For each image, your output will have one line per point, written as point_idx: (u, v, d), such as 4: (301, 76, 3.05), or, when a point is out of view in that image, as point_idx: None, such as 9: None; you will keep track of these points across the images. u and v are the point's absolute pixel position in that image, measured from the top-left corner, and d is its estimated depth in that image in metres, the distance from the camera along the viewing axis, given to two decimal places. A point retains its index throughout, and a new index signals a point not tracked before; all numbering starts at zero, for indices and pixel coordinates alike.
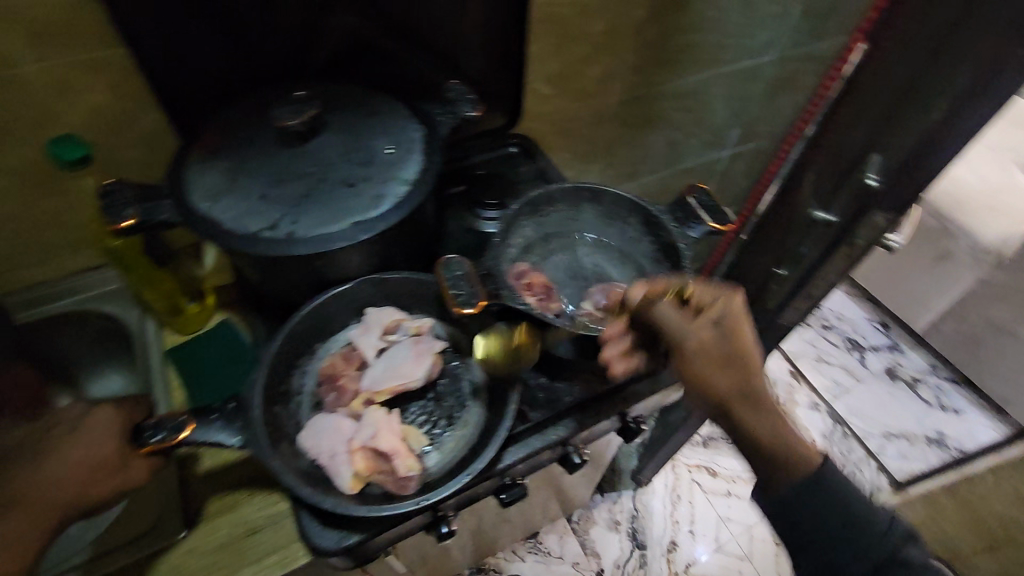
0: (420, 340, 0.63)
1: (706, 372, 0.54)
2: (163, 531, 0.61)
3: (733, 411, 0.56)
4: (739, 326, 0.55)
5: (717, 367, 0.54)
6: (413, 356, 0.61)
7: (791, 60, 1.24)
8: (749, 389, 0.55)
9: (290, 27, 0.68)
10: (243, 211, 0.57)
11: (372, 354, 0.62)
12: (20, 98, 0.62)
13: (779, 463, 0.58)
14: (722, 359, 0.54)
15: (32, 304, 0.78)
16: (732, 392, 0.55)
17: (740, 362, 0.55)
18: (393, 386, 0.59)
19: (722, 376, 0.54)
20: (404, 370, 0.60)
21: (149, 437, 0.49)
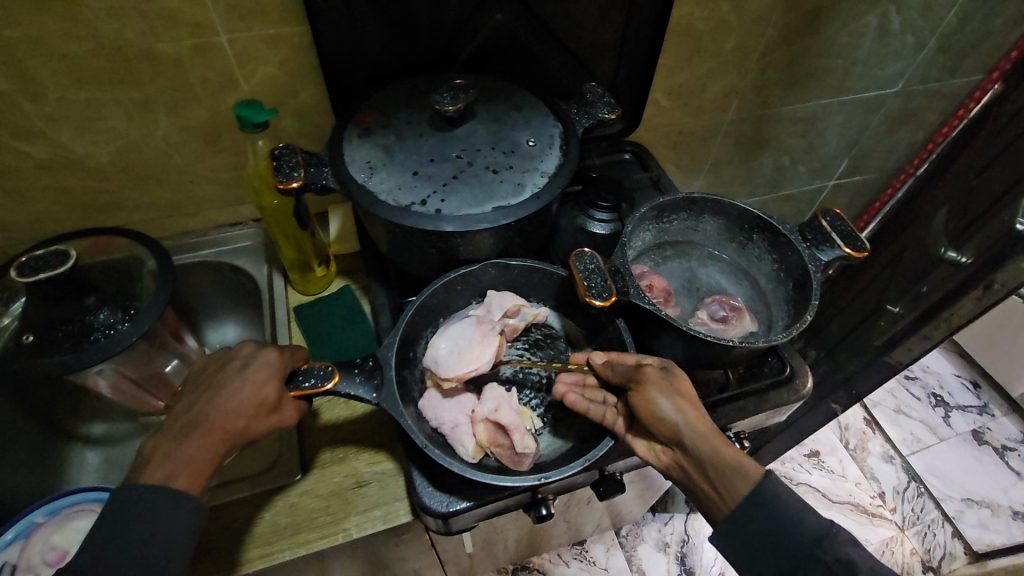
0: (482, 322, 0.62)
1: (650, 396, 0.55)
2: (283, 470, 0.65)
3: (689, 440, 0.53)
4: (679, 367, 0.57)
5: (664, 390, 0.55)
6: (479, 339, 0.61)
7: (918, 95, 1.20)
8: (699, 416, 0.54)
9: (449, 21, 0.73)
10: (396, 185, 0.62)
11: (439, 336, 0.62)
12: (214, 63, 0.69)
13: (742, 483, 0.52)
14: (670, 387, 0.55)
15: (184, 250, 0.87)
16: (683, 415, 0.54)
17: (686, 392, 0.55)
18: (463, 371, 0.59)
19: (670, 398, 0.54)
20: (473, 355, 0.59)
21: (301, 382, 0.53)
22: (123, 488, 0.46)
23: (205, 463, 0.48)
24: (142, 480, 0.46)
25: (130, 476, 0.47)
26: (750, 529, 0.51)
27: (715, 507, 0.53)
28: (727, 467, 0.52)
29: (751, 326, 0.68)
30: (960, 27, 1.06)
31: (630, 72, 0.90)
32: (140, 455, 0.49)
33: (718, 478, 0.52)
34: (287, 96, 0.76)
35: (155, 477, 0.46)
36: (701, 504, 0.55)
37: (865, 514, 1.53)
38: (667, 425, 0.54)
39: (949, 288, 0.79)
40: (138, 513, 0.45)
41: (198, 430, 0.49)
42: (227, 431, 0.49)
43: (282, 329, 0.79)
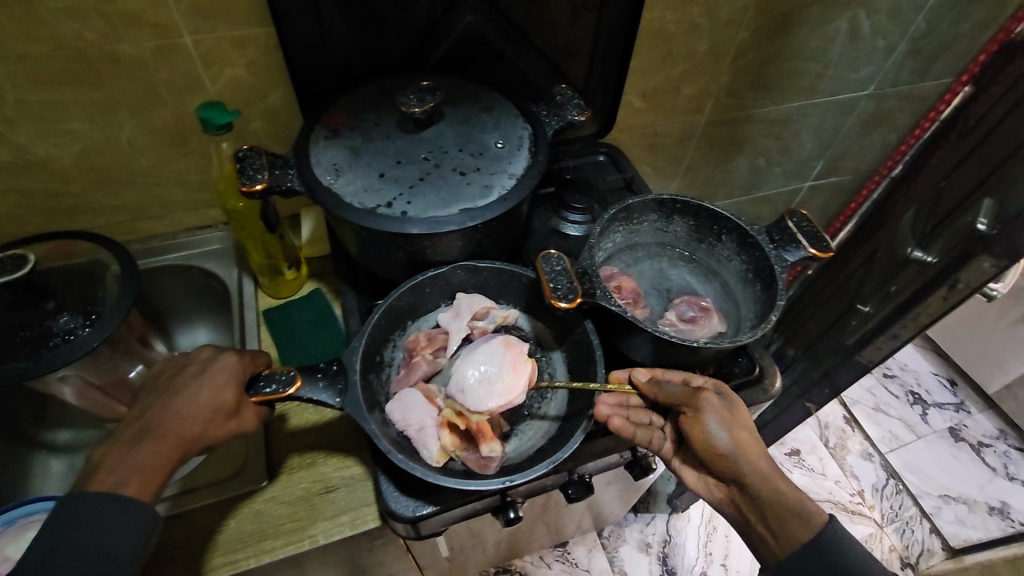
0: (511, 344, 0.61)
1: (709, 426, 0.56)
2: (249, 476, 0.64)
3: (748, 474, 0.56)
4: (732, 395, 0.59)
5: (723, 419, 0.57)
6: (511, 366, 0.59)
7: (890, 97, 1.22)
8: (758, 450, 0.56)
9: (417, 21, 0.73)
10: (362, 187, 0.61)
11: (466, 360, 0.60)
12: (177, 63, 0.68)
13: (804, 530, 0.54)
14: (729, 416, 0.57)
15: (152, 254, 0.86)
16: (741, 447, 0.56)
17: (742, 423, 0.57)
18: (499, 405, 0.58)
19: (729, 429, 0.56)
20: (507, 387, 0.58)
21: (261, 388, 0.52)
22: (72, 495, 0.45)
23: (159, 469, 0.47)
24: (93, 488, 0.45)
25: (80, 484, 0.46)
26: None
27: (765, 546, 0.56)
28: (787, 510, 0.54)
29: (720, 327, 0.69)
30: (929, 30, 1.08)
31: (603, 74, 0.90)
32: (91, 462, 0.48)
33: (777, 520, 0.54)
34: (255, 98, 0.75)
35: (104, 484, 0.45)
36: (750, 537, 0.58)
37: (845, 512, 1.54)
38: (726, 457, 0.56)
39: (915, 286, 0.80)
40: (87, 521, 0.44)
41: (152, 436, 0.48)
42: (182, 436, 0.48)
43: (251, 334, 0.78)
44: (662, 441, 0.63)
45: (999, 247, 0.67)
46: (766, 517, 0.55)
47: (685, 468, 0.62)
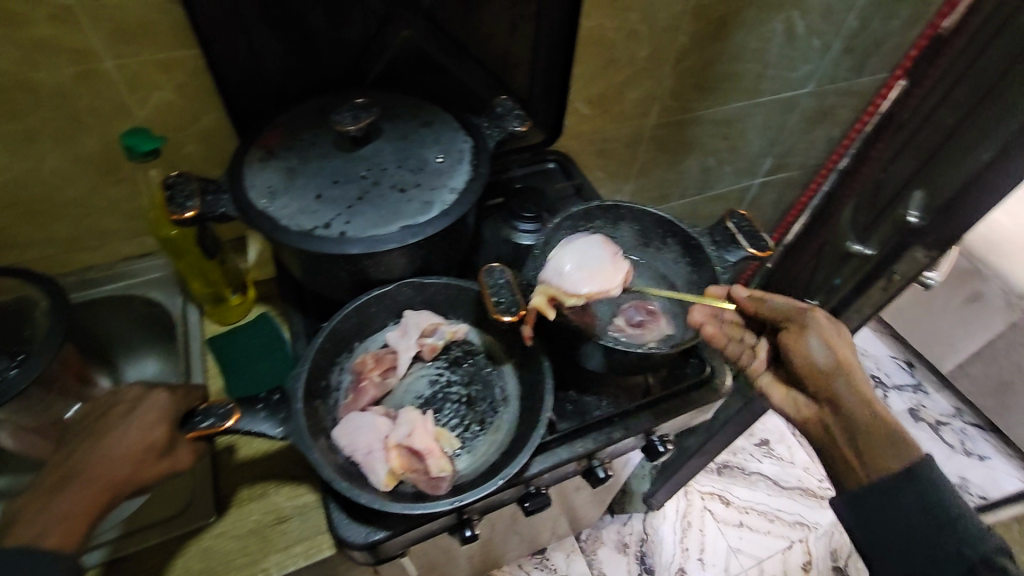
0: (608, 246, 0.67)
1: (808, 338, 0.61)
2: (197, 512, 0.62)
3: (842, 388, 0.59)
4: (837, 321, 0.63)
5: (824, 333, 0.61)
6: (610, 260, 0.65)
7: (829, 94, 1.25)
8: (858, 367, 0.59)
9: (352, 37, 0.72)
10: (298, 210, 0.60)
11: (563, 253, 0.64)
12: (100, 90, 0.66)
13: (892, 456, 0.56)
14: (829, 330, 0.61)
15: (88, 286, 0.83)
16: (837, 361, 0.60)
17: (842, 342, 0.61)
18: (596, 289, 0.62)
19: (831, 343, 0.60)
20: (609, 275, 0.64)
21: (198, 422, 0.50)
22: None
23: (82, 517, 0.46)
24: (12, 544, 0.43)
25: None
26: (888, 509, 0.56)
27: (850, 469, 0.59)
28: (876, 431, 0.57)
29: (668, 328, 0.69)
30: (861, 29, 1.12)
31: (547, 82, 0.91)
32: (11, 514, 0.46)
33: (865, 442, 0.57)
34: (187, 121, 0.73)
35: (24, 536, 0.44)
36: (831, 459, 0.61)
37: (814, 498, 1.60)
38: (823, 368, 0.60)
39: (858, 278, 0.82)
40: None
41: (76, 482, 0.47)
42: (110, 479, 0.47)
43: (197, 365, 0.76)
44: (751, 359, 0.67)
45: (930, 239, 0.70)
46: (853, 438, 0.58)
47: (774, 385, 0.66)
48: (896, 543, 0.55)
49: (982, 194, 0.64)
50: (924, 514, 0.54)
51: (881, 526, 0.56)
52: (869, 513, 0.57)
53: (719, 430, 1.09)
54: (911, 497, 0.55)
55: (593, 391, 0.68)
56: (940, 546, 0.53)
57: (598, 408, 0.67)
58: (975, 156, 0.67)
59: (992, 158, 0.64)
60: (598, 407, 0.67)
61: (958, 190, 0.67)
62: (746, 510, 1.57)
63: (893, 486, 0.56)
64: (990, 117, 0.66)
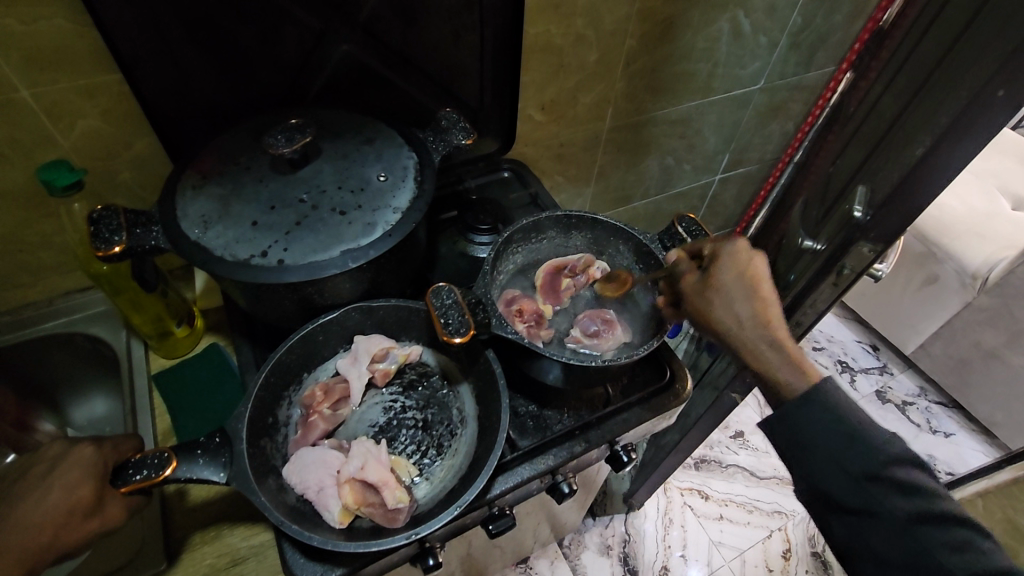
0: None
1: (700, 300, 0.62)
2: (146, 561, 0.60)
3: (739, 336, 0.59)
4: (744, 251, 0.61)
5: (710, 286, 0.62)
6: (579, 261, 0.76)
7: (780, 89, 1.27)
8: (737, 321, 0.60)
9: (287, 53, 0.70)
10: (233, 239, 0.57)
11: None
12: (16, 121, 0.62)
13: (793, 384, 0.57)
14: (721, 279, 0.61)
15: (23, 326, 0.78)
16: (733, 311, 0.60)
17: (740, 280, 0.60)
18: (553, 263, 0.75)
19: (723, 294, 0.60)
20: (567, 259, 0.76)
21: (131, 476, 0.47)
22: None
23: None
24: None
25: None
26: (806, 428, 0.55)
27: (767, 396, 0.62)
28: (781, 368, 0.57)
29: (624, 336, 0.69)
30: (805, 25, 1.13)
31: (496, 90, 0.90)
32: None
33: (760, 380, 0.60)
34: (117, 149, 0.70)
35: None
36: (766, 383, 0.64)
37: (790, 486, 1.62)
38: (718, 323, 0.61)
39: (811, 272, 0.83)
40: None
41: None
42: (28, 548, 0.46)
43: (142, 402, 0.72)
44: None
45: (873, 233, 0.72)
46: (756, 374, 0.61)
47: None
48: (812, 463, 0.55)
49: (919, 187, 0.65)
50: (829, 432, 0.54)
51: (799, 447, 0.56)
52: (784, 434, 0.57)
53: (691, 428, 1.09)
54: (820, 422, 0.55)
55: (554, 405, 0.67)
56: (847, 465, 0.53)
57: (558, 423, 0.66)
58: (911, 150, 0.68)
59: (926, 152, 0.64)
60: (559, 421, 0.66)
61: (899, 183, 0.68)
62: (725, 503, 1.58)
63: (800, 408, 0.55)
64: (924, 112, 0.67)
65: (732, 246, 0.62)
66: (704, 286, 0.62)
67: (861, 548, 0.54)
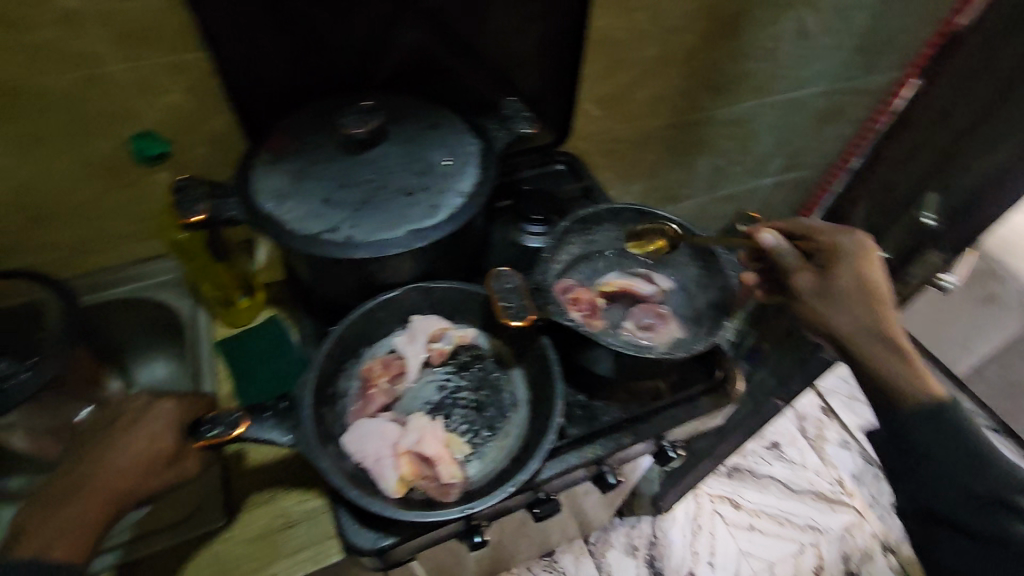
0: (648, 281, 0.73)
1: (815, 299, 0.61)
2: (206, 516, 0.62)
3: (859, 335, 0.59)
4: (867, 250, 0.61)
5: (829, 283, 0.60)
6: (642, 278, 0.74)
7: (842, 93, 1.24)
8: (866, 320, 0.59)
9: (359, 37, 0.72)
10: (305, 213, 0.60)
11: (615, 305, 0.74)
12: (108, 94, 0.66)
13: (918, 398, 0.59)
14: (841, 279, 0.60)
15: (100, 288, 0.83)
16: (855, 312, 0.59)
17: (866, 282, 0.60)
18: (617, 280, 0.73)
19: (846, 292, 0.59)
20: (633, 279, 0.73)
21: (205, 432, 0.50)
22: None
23: (87, 527, 0.46)
24: (22, 556, 0.44)
25: (7, 554, 0.45)
26: (923, 437, 0.59)
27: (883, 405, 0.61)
28: (909, 382, 0.60)
29: (679, 330, 0.68)
30: (874, 27, 1.10)
31: (555, 82, 0.90)
32: (18, 525, 0.47)
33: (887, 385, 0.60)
34: (196, 125, 0.73)
35: (30, 548, 0.45)
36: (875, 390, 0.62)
37: (825, 501, 1.58)
38: (837, 322, 0.59)
39: None
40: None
41: (82, 491, 0.47)
42: (114, 493, 0.48)
43: (206, 367, 0.76)
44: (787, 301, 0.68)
45: None
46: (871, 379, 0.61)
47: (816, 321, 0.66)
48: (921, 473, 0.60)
49: None
50: (954, 451, 0.59)
51: (913, 454, 0.60)
52: (898, 442, 0.61)
53: (730, 433, 1.07)
54: (940, 433, 0.59)
55: (603, 396, 0.66)
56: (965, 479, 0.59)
57: (607, 414, 0.65)
58: None
59: None
60: (607, 412, 0.65)
61: None
62: (756, 513, 1.55)
63: (924, 427, 0.59)
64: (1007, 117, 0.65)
65: (851, 242, 0.62)
66: (830, 286, 0.60)
67: (953, 563, 0.62)
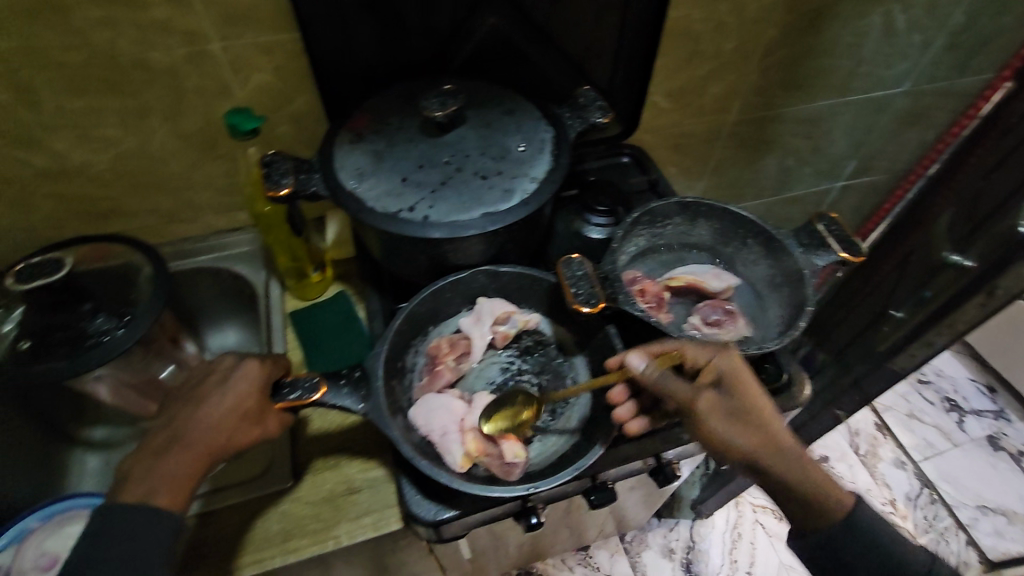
0: (717, 275, 0.73)
1: (719, 424, 0.55)
2: (276, 475, 0.66)
3: (775, 460, 0.57)
4: (742, 368, 0.58)
5: (733, 407, 0.56)
6: (712, 272, 0.73)
7: (926, 94, 1.17)
8: (778, 438, 0.57)
9: (441, 23, 0.73)
10: (385, 191, 0.62)
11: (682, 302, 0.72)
12: (206, 72, 0.70)
13: (831, 510, 0.60)
14: (735, 396, 0.56)
15: (184, 256, 0.88)
16: (759, 431, 0.56)
17: (758, 400, 0.57)
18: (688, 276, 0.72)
19: (757, 412, 0.57)
20: (703, 274, 0.73)
21: (286, 394, 0.54)
22: (106, 507, 0.47)
23: (186, 478, 0.49)
24: (126, 500, 0.48)
25: (113, 496, 0.48)
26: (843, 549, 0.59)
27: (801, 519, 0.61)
28: (819, 491, 0.59)
29: (745, 328, 0.68)
30: (968, 25, 1.04)
31: (628, 73, 0.89)
32: (123, 472, 0.50)
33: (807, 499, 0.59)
34: (282, 104, 0.77)
35: (136, 494, 0.48)
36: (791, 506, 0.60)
37: (876, 523, 1.44)
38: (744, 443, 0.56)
39: (952, 291, 0.77)
40: (122, 532, 0.46)
41: (181, 446, 0.50)
42: (210, 446, 0.51)
43: (277, 336, 0.80)
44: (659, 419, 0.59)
45: None
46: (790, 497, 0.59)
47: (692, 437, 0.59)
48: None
49: None
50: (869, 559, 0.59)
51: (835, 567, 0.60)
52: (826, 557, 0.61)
53: None
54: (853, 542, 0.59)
55: None
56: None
57: None
58: None
59: None
60: None
61: None
62: None
63: (847, 540, 0.59)
64: None
65: (724, 358, 0.58)
66: (705, 408, 0.56)
67: None
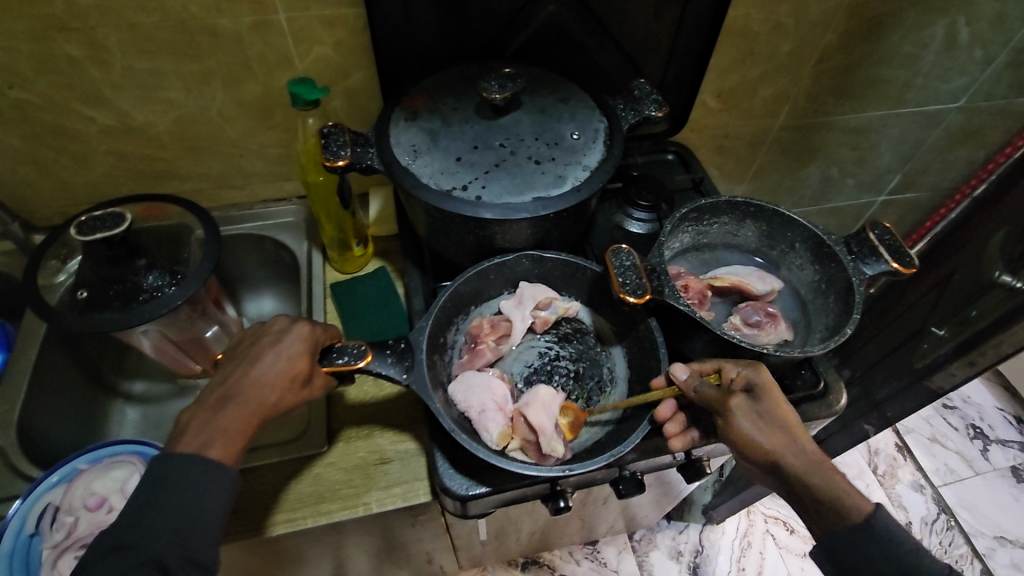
0: (762, 278, 0.72)
1: (743, 422, 0.55)
2: (311, 440, 0.67)
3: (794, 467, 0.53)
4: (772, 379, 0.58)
5: (756, 412, 0.55)
6: (757, 274, 0.72)
7: (983, 112, 1.14)
8: (801, 443, 0.54)
9: (501, 7, 0.74)
10: (439, 169, 0.62)
11: (723, 301, 0.73)
12: (269, 40, 0.71)
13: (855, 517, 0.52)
14: (763, 404, 0.56)
15: (229, 222, 0.90)
16: (785, 435, 0.54)
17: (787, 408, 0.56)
18: (734, 277, 0.72)
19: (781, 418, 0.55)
20: (747, 276, 0.72)
21: (334, 358, 0.56)
22: (162, 453, 0.48)
23: (237, 434, 0.51)
24: (179, 448, 0.49)
25: (168, 442, 0.50)
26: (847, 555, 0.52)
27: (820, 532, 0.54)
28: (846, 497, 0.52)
29: (786, 332, 0.68)
30: None
31: (680, 70, 0.89)
32: (178, 424, 0.52)
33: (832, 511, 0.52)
34: (338, 78, 0.78)
35: (191, 446, 0.49)
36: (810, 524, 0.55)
37: None
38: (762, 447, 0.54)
39: (1000, 312, 0.75)
40: (176, 478, 0.47)
41: (234, 401, 0.52)
42: (260, 403, 0.52)
43: (318, 305, 0.81)
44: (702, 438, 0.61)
45: None
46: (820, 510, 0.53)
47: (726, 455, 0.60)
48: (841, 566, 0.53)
49: None
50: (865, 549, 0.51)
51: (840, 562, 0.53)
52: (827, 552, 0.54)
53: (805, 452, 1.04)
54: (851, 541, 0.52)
55: None
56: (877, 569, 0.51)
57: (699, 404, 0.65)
58: None
59: None
60: None
61: None
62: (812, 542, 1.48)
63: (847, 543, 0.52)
64: None
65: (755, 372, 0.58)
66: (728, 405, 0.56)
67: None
